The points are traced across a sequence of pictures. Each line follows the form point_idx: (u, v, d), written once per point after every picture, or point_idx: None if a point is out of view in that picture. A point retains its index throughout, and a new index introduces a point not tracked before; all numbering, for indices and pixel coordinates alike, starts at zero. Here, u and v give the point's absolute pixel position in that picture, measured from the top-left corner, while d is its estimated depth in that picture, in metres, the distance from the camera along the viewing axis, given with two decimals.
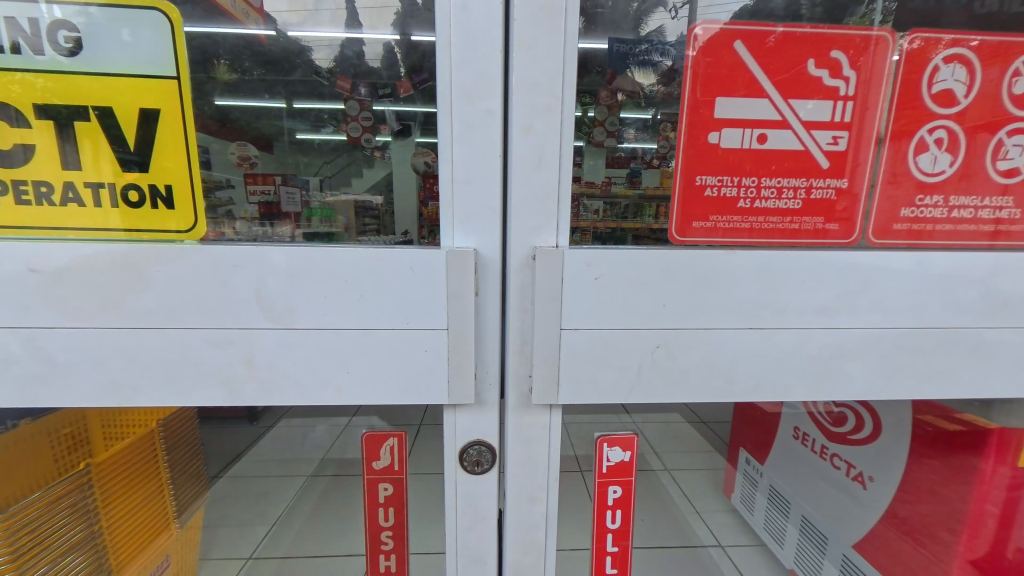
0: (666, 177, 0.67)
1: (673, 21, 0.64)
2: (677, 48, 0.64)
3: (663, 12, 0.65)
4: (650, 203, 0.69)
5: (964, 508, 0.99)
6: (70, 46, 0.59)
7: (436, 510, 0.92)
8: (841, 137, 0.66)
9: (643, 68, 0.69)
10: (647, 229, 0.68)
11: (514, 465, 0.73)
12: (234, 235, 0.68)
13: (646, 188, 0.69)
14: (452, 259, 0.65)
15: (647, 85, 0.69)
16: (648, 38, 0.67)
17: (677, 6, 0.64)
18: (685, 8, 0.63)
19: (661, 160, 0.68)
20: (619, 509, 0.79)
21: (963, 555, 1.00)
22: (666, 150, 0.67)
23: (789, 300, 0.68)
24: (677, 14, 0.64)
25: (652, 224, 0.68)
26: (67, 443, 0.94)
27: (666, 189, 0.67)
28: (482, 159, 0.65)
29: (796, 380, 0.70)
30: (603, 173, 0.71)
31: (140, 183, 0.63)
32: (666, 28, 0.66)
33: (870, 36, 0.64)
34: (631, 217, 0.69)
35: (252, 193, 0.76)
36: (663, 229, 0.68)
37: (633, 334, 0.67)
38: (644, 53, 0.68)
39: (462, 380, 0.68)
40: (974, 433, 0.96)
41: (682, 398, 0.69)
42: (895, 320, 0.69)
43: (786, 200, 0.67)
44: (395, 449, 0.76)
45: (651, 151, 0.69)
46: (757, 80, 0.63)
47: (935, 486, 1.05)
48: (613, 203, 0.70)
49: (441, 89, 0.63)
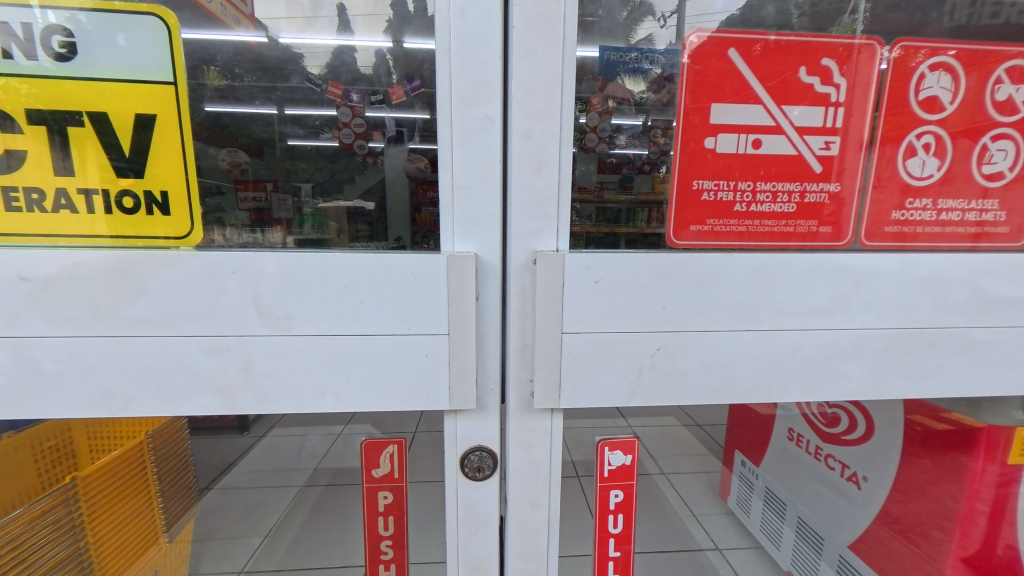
0: (658, 182, 0.68)
1: (663, 30, 0.66)
2: (666, 56, 0.66)
3: (652, 21, 0.67)
4: (643, 207, 0.69)
5: (956, 506, 1.02)
6: (63, 51, 0.58)
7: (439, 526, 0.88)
8: (832, 142, 0.67)
9: (633, 76, 0.69)
10: (639, 234, 0.69)
11: (514, 471, 0.72)
12: (224, 241, 0.67)
13: (638, 193, 0.70)
14: (452, 263, 0.65)
15: (637, 92, 0.69)
16: (638, 46, 0.67)
17: (666, 15, 0.66)
18: (674, 17, 0.65)
19: (651, 165, 0.70)
20: (620, 513, 0.78)
21: (955, 553, 1.04)
22: (657, 155, 0.69)
23: (785, 301, 0.68)
24: (666, 23, 0.66)
25: (644, 228, 0.69)
26: (51, 457, 0.98)
27: (660, 193, 0.68)
28: (481, 164, 0.65)
29: (794, 381, 0.71)
30: (594, 179, 0.70)
31: (134, 190, 0.62)
32: (655, 37, 0.67)
33: (853, 44, 0.65)
34: (624, 222, 0.69)
35: (244, 199, 0.71)
36: (658, 233, 0.68)
37: (632, 337, 0.67)
38: (635, 61, 0.68)
39: (463, 384, 0.68)
40: (964, 431, 0.98)
41: (681, 399, 0.69)
42: (887, 321, 0.70)
43: (781, 204, 0.68)
44: (395, 456, 0.75)
45: (642, 156, 0.70)
46: (750, 86, 0.65)
47: (926, 484, 1.08)
48: (603, 208, 0.70)
49: (441, 96, 0.63)
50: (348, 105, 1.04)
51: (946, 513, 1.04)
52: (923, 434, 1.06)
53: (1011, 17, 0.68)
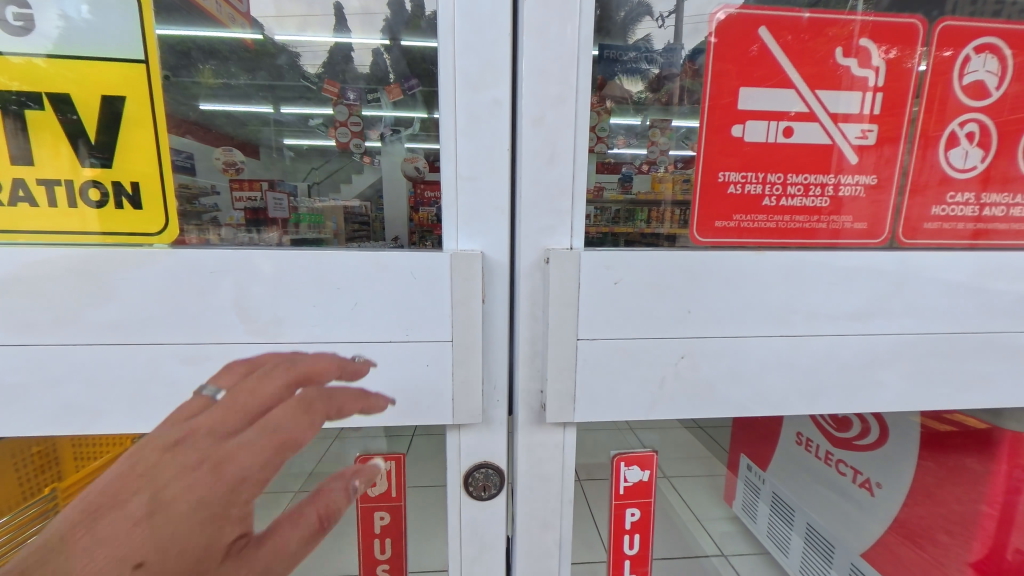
0: (656, 181, 0.65)
1: (660, 30, 0.61)
2: (665, 56, 0.62)
3: (649, 21, 0.61)
4: (641, 207, 0.65)
5: (963, 509, 0.92)
6: (20, 24, 0.52)
7: (435, 553, 0.77)
8: (870, 130, 0.62)
9: (632, 76, 0.64)
10: (639, 234, 0.64)
11: (524, 488, 0.66)
12: (219, 241, 0.61)
13: (638, 193, 0.66)
14: (457, 263, 0.59)
15: (636, 92, 0.65)
16: (636, 45, 0.62)
17: (663, 15, 0.60)
18: (671, 17, 0.60)
19: (650, 165, 0.65)
20: (637, 533, 0.72)
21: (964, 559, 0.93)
22: (654, 155, 0.65)
23: (820, 304, 0.63)
24: (664, 23, 0.61)
25: (644, 228, 0.64)
26: (37, 464, 0.79)
27: (658, 193, 0.65)
28: (488, 152, 0.59)
29: (829, 391, 0.65)
30: (594, 179, 0.64)
31: (102, 180, 0.56)
32: (653, 37, 0.62)
33: (881, 23, 0.60)
34: (623, 222, 0.65)
35: (239, 198, 0.70)
36: (656, 233, 0.64)
37: (652, 344, 0.61)
38: (633, 61, 0.63)
39: (468, 396, 0.62)
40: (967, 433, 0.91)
41: (706, 412, 0.64)
42: (928, 325, 0.65)
43: (813, 197, 0.62)
44: (393, 474, 0.69)
45: (641, 156, 0.66)
46: (783, 69, 0.59)
47: (932, 486, 0.97)
48: (604, 208, 0.64)
49: (443, 77, 0.57)
50: (343, 104, 0.96)
51: (961, 519, 0.93)
52: (933, 440, 0.95)
53: (1010, 18, 0.62)
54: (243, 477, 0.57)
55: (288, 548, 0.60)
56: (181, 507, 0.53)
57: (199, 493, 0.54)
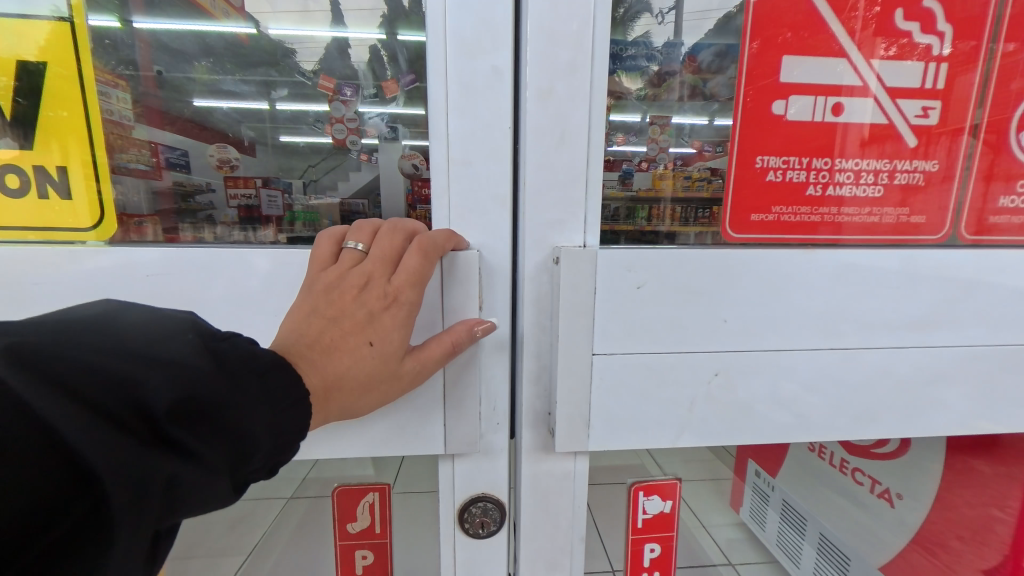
0: (659, 179, 0.55)
1: (660, 26, 0.52)
2: (666, 50, 0.53)
3: (648, 18, 0.52)
4: (642, 204, 0.55)
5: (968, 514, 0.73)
6: None
7: None
8: (932, 107, 0.53)
9: (631, 71, 0.53)
10: (638, 233, 0.54)
11: (528, 525, 0.58)
12: (216, 242, 0.54)
13: (639, 190, 0.55)
14: (450, 263, 0.50)
15: (635, 91, 0.53)
16: (635, 41, 0.52)
17: (663, 11, 0.51)
18: (671, 13, 0.51)
19: (649, 162, 0.55)
20: (656, 571, 0.64)
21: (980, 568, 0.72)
22: (655, 151, 0.55)
23: (872, 312, 0.54)
24: (663, 19, 0.51)
25: (645, 227, 0.54)
26: None
27: (659, 190, 0.55)
28: (486, 134, 0.50)
29: (881, 411, 0.56)
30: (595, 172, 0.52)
31: (21, 166, 0.48)
32: (652, 33, 0.52)
33: None
34: (623, 220, 0.55)
35: (233, 195, 0.56)
36: (656, 231, 0.54)
37: (678, 361, 0.53)
38: (634, 56, 0.52)
39: (465, 420, 0.53)
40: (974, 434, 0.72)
41: (740, 438, 0.55)
42: (997, 335, 0.56)
43: (865, 186, 0.54)
44: (376, 507, 0.60)
45: (640, 154, 0.55)
46: (834, 33, 0.50)
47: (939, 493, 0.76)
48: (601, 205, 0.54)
49: (432, 44, 0.48)
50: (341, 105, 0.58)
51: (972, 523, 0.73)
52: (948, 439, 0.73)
53: None
54: (393, 334, 0.45)
55: (423, 379, 0.47)
56: (357, 339, 0.43)
57: (381, 339, 0.44)
